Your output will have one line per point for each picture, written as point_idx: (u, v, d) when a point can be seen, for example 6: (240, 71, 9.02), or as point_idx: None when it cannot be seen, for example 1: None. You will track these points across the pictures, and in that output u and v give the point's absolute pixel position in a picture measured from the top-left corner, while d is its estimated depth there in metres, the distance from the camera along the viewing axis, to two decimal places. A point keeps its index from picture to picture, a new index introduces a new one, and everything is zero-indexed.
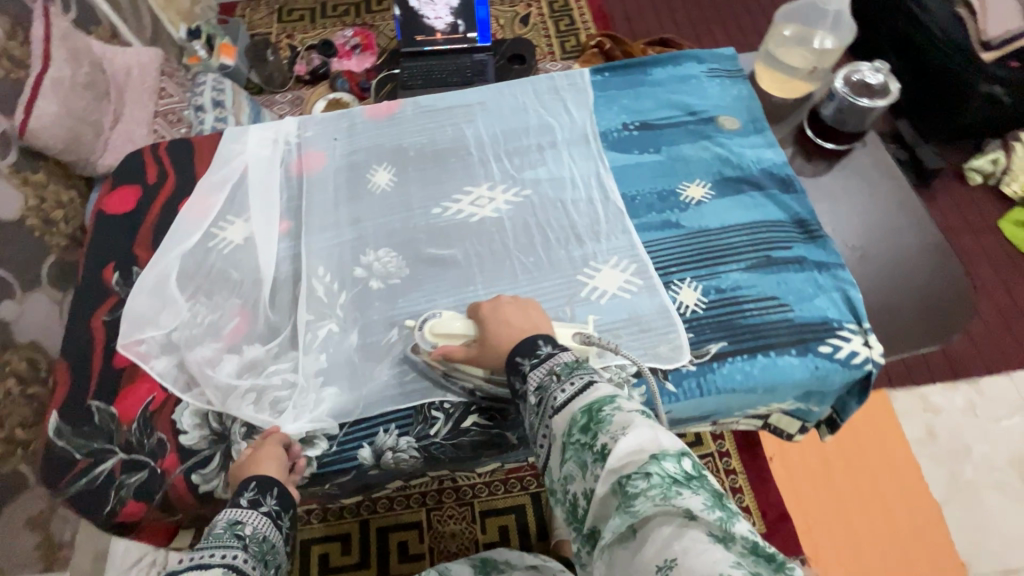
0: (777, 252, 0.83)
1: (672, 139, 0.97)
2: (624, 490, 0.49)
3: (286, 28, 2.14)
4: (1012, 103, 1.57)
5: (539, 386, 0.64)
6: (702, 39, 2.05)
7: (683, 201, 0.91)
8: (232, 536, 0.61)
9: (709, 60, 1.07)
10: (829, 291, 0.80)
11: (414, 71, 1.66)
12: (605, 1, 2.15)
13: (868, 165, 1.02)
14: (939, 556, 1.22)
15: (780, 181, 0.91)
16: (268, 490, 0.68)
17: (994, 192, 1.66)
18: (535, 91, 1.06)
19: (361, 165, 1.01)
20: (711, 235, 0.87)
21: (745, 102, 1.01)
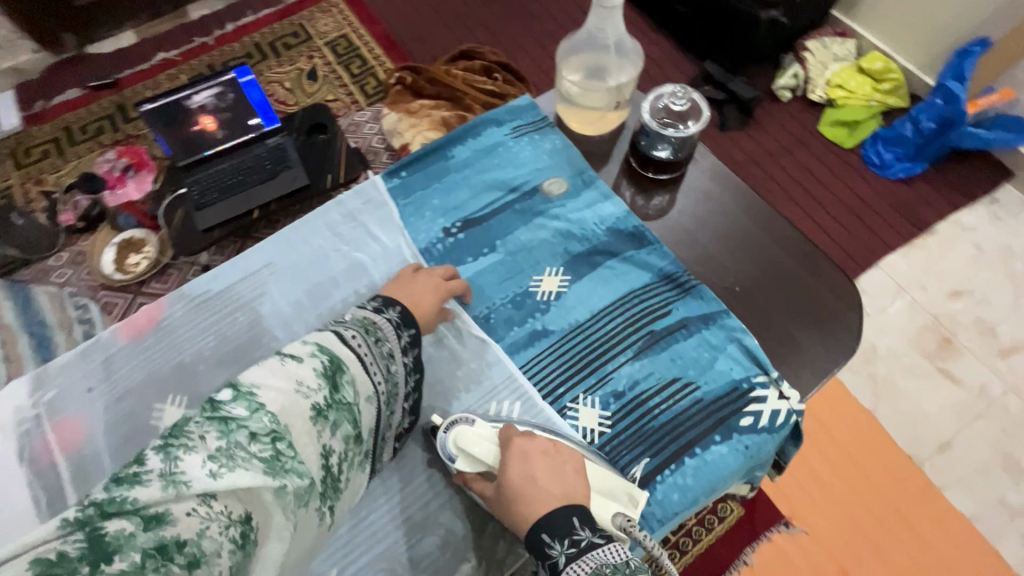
0: (658, 325, 0.90)
1: (505, 231, 1.00)
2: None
3: (30, 173, 1.74)
4: (789, 19, 1.66)
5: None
6: (501, 38, 1.97)
7: (542, 302, 0.94)
8: (380, 348, 0.75)
9: (507, 119, 1.08)
10: (724, 346, 0.87)
11: (204, 185, 1.40)
12: (390, 28, 2.00)
13: (705, 186, 1.00)
14: (896, 475, 1.28)
15: (630, 236, 0.97)
16: (407, 325, 0.81)
17: (804, 101, 1.77)
18: (329, 227, 1.02)
19: (140, 410, 0.90)
20: (587, 330, 0.91)
21: (564, 153, 1.04)
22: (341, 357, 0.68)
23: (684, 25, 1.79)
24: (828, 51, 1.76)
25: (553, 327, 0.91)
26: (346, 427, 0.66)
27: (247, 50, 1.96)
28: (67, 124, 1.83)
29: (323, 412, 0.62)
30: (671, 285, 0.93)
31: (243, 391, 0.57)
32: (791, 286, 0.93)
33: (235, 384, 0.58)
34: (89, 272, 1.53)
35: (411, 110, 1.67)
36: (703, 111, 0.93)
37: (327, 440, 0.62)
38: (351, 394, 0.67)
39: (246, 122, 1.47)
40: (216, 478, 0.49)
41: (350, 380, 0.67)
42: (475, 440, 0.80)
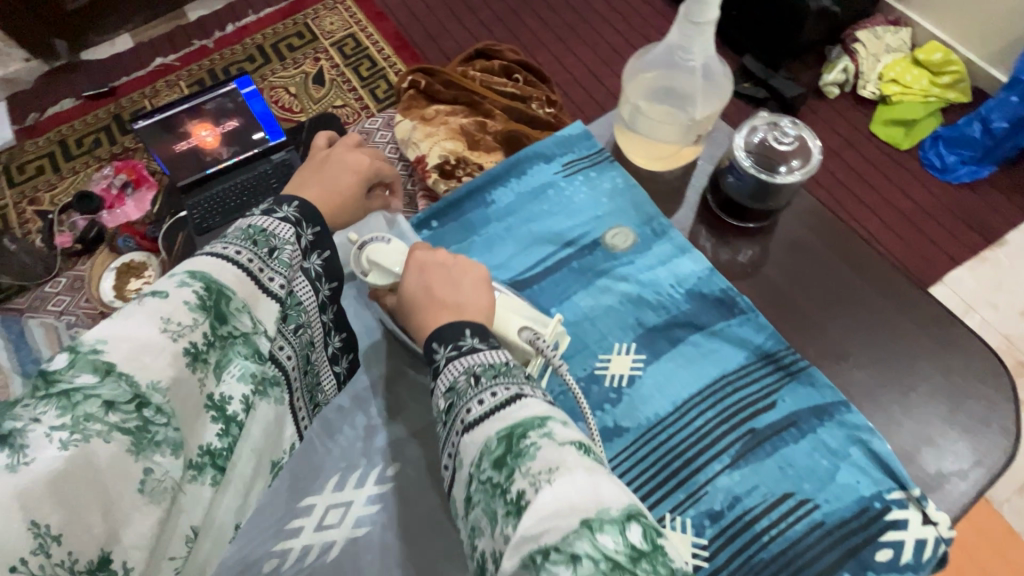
0: (760, 421, 0.70)
1: (562, 295, 0.79)
2: (538, 568, 0.39)
3: (24, 191, 1.64)
4: (839, 9, 1.50)
5: (451, 388, 0.53)
6: (520, 34, 1.82)
7: (613, 388, 0.73)
8: (275, 259, 0.58)
9: (558, 154, 0.88)
10: (846, 451, 0.68)
11: (206, 207, 1.28)
12: (400, 26, 1.86)
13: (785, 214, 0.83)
14: (975, 524, 1.15)
15: (717, 303, 0.77)
16: (306, 221, 0.64)
17: (853, 97, 1.61)
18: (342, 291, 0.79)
19: None
20: (672, 431, 0.70)
21: (628, 195, 0.84)
22: (222, 278, 0.53)
23: (720, 15, 1.64)
24: (880, 42, 1.59)
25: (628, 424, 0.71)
26: (249, 359, 0.54)
27: (249, 53, 1.84)
28: (62, 137, 1.73)
29: (206, 354, 0.49)
30: (772, 367, 0.73)
31: (79, 354, 0.43)
32: (890, 335, 0.76)
33: (75, 346, 0.44)
34: (89, 299, 1.46)
35: (426, 118, 1.53)
36: (812, 154, 0.75)
37: (214, 387, 0.51)
38: (248, 326, 0.54)
39: (250, 137, 1.34)
40: (64, 458, 0.40)
41: (243, 304, 0.53)
42: (391, 254, 0.75)
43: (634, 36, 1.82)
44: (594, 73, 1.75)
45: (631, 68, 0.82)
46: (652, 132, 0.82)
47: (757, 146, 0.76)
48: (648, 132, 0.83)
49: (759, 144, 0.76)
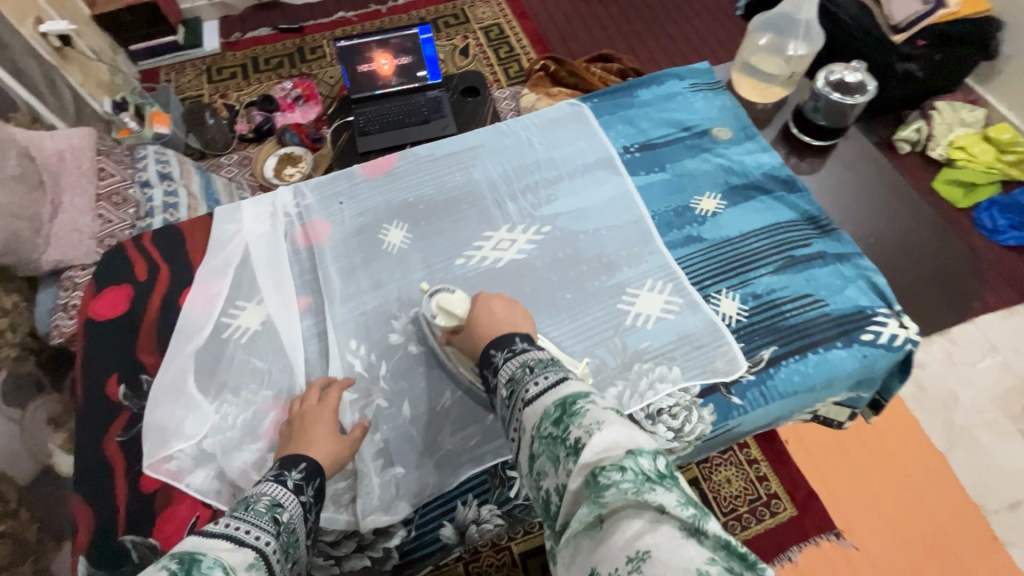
0: (799, 250, 0.83)
1: (674, 157, 0.94)
2: (596, 481, 0.48)
3: (218, 87, 2.05)
4: (925, 78, 1.72)
5: (511, 379, 0.63)
6: (637, 50, 2.13)
7: (699, 215, 0.88)
8: (268, 514, 0.55)
9: (687, 76, 1.06)
10: (855, 280, 0.80)
11: (368, 117, 1.62)
12: (540, 25, 2.21)
13: (850, 160, 1.02)
14: (958, 518, 1.27)
15: (783, 182, 0.91)
16: (312, 479, 0.63)
17: (921, 156, 1.82)
18: (535, 125, 0.99)
19: (369, 227, 0.90)
20: (735, 244, 0.84)
21: (732, 110, 1.00)
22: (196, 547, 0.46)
23: (815, 66, 1.89)
24: (956, 115, 1.79)
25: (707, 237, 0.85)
26: None
27: (412, 22, 2.22)
28: (255, 55, 2.14)
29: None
30: (812, 226, 0.86)
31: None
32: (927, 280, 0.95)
33: None
34: (252, 174, 1.81)
35: (550, 95, 1.84)
36: (870, 93, 1.00)
37: None
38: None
39: (414, 73, 1.65)
40: None
41: (217, 561, 0.45)
42: (458, 304, 0.77)
43: None
44: None
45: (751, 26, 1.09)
46: (762, 66, 1.08)
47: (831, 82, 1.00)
48: (759, 65, 1.08)
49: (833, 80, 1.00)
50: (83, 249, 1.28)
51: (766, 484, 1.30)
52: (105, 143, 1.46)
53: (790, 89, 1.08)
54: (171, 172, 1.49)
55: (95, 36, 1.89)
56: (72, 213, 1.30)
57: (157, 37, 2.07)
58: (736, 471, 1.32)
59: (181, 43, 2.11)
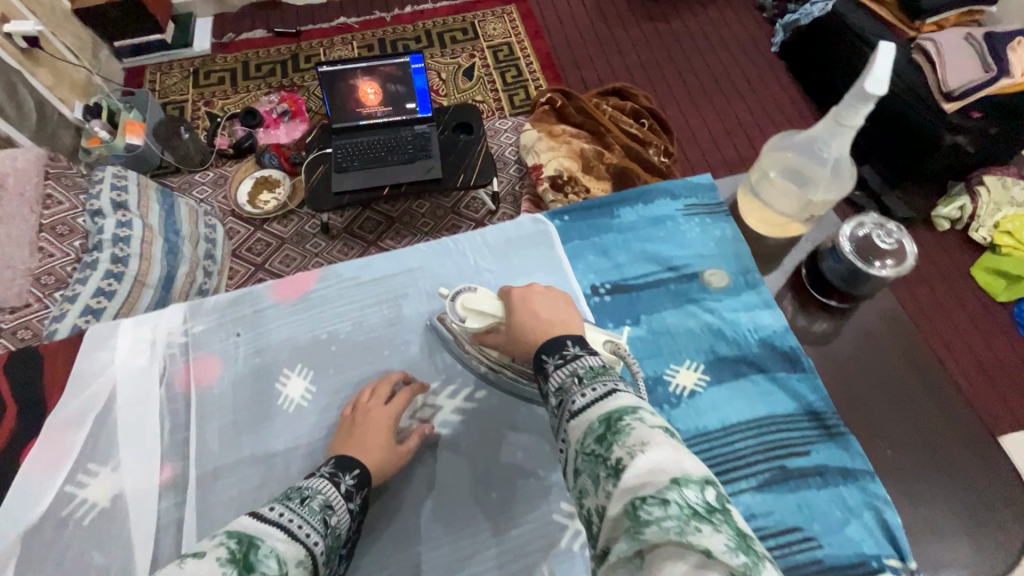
0: (794, 459, 0.61)
1: (653, 305, 0.72)
2: (635, 513, 0.39)
3: (204, 93, 1.92)
4: (977, 152, 1.52)
5: (560, 390, 0.53)
6: (656, 85, 1.94)
7: (673, 393, 0.65)
8: (319, 515, 0.50)
9: (682, 193, 0.82)
10: (860, 513, 0.59)
11: (348, 150, 1.48)
12: (553, 48, 2.03)
13: (873, 321, 0.74)
14: None
15: (785, 357, 0.68)
16: (362, 489, 0.56)
17: (961, 236, 1.62)
18: (485, 246, 0.76)
19: (266, 370, 0.66)
20: (713, 444, 0.62)
21: (733, 244, 0.76)
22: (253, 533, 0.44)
23: (851, 126, 1.75)
24: (1006, 192, 1.57)
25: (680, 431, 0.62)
26: None
27: (417, 34, 2.06)
28: (247, 60, 2.01)
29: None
30: (814, 425, 0.64)
31: None
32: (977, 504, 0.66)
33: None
34: (225, 196, 1.69)
35: (553, 134, 1.67)
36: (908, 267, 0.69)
37: None
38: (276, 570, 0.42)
39: (402, 105, 1.50)
40: None
41: (273, 550, 0.44)
42: (485, 298, 0.64)
43: (768, 117, 1.87)
44: (715, 139, 1.82)
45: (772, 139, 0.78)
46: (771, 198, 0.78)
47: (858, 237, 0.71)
48: (768, 196, 0.78)
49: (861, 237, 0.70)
50: (14, 289, 1.14)
51: None
52: (59, 165, 1.34)
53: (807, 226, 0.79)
54: (126, 202, 1.36)
55: (74, 33, 1.76)
56: (8, 247, 1.16)
57: (144, 35, 1.93)
58: None
59: (169, 42, 1.98)
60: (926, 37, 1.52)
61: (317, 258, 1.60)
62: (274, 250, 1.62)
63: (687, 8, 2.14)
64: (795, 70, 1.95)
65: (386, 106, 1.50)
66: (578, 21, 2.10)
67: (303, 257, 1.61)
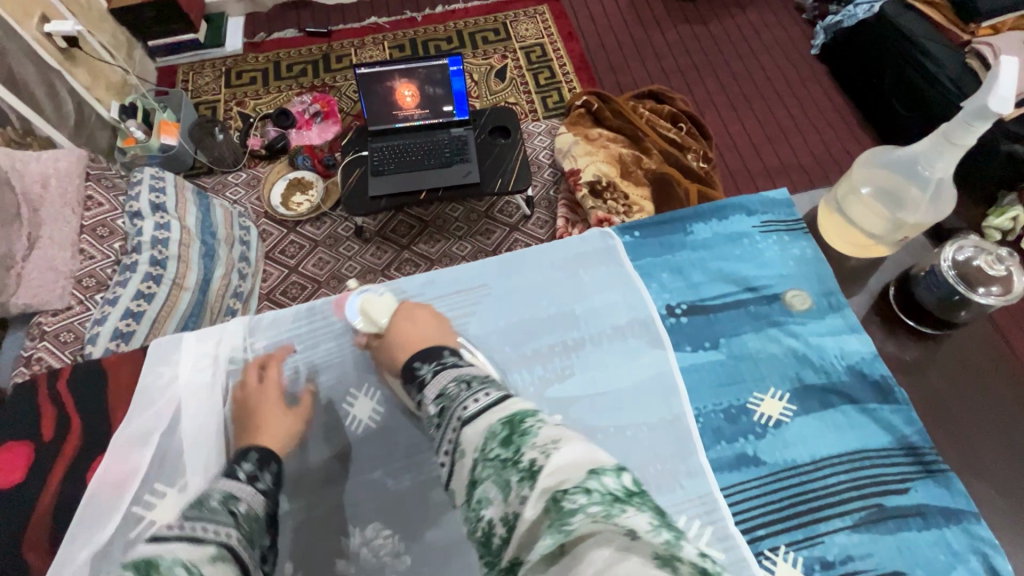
0: (891, 497, 0.58)
1: (732, 328, 0.69)
2: (558, 507, 0.37)
3: (236, 93, 1.91)
4: None
5: (441, 395, 0.53)
6: (693, 88, 1.90)
7: (758, 423, 0.62)
8: (222, 508, 0.45)
9: (759, 208, 0.78)
10: (966, 557, 0.55)
11: (385, 153, 1.46)
12: (586, 49, 2.00)
13: (966, 346, 0.69)
14: None
15: (875, 386, 0.64)
16: (267, 465, 0.54)
17: (1013, 247, 1.57)
18: (550, 265, 0.73)
19: (336, 391, 0.70)
20: (803, 480, 0.59)
21: (814, 265, 0.72)
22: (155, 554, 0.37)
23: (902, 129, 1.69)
24: None
25: (768, 465, 0.59)
26: None
27: (448, 35, 2.04)
28: (279, 60, 2.00)
29: None
30: (911, 459, 0.60)
31: None
32: None
33: None
34: (259, 197, 1.69)
35: (590, 138, 1.63)
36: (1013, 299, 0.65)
37: None
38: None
39: (438, 108, 1.48)
40: None
41: (178, 560, 0.37)
42: (380, 304, 0.68)
43: (810, 121, 1.82)
44: (754, 144, 1.78)
45: (863, 154, 0.74)
46: (856, 215, 0.74)
47: (959, 263, 0.68)
48: (853, 212, 0.74)
49: (961, 262, 0.67)
50: (57, 291, 1.15)
51: None
52: (98, 165, 1.34)
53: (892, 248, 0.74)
54: (165, 203, 1.35)
55: (110, 33, 1.76)
56: (51, 249, 1.17)
57: (176, 35, 1.93)
58: None
59: (202, 42, 1.98)
60: (982, 42, 1.46)
61: (351, 261, 1.59)
62: (308, 253, 1.61)
63: (723, 10, 2.09)
64: (836, 74, 1.90)
65: (423, 109, 1.48)
66: (611, 22, 2.06)
67: (336, 259, 1.60)
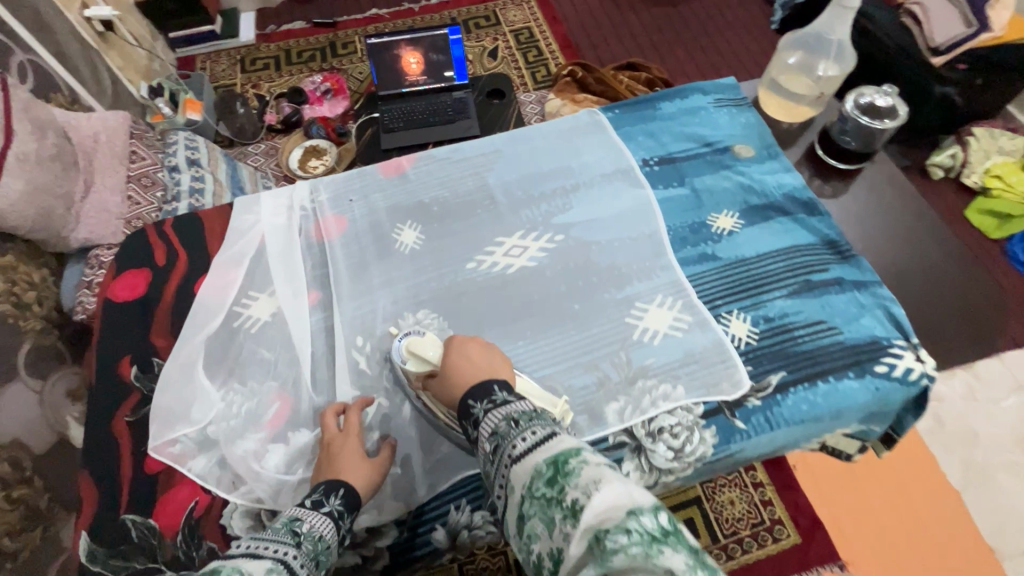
0: (817, 274, 0.74)
1: (694, 172, 0.85)
2: (601, 545, 0.40)
3: (251, 77, 2.09)
4: (964, 102, 1.67)
5: (494, 433, 0.55)
6: (667, 60, 2.11)
7: (715, 233, 0.79)
8: (285, 528, 0.51)
9: (713, 90, 0.96)
10: (873, 309, 0.71)
11: (394, 114, 1.64)
12: (570, 30, 2.20)
13: (879, 183, 0.94)
14: (974, 555, 1.24)
15: (805, 205, 0.81)
16: (334, 490, 0.58)
17: (955, 183, 1.76)
18: (550, 133, 0.90)
19: (382, 225, 0.82)
20: (750, 265, 0.75)
21: (758, 127, 0.90)
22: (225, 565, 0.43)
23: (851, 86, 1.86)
24: (995, 142, 1.72)
25: (722, 258, 0.76)
26: None
27: (443, 21, 2.24)
28: (289, 48, 2.19)
29: None
30: (830, 251, 0.76)
31: None
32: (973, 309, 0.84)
33: None
34: (277, 163, 1.83)
35: (576, 101, 1.83)
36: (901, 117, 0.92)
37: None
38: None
39: (440, 73, 1.66)
40: None
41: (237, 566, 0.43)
42: (430, 343, 0.67)
43: None
44: None
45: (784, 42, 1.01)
46: (789, 86, 1.00)
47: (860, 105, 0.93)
48: (786, 85, 1.00)
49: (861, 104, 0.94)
50: (112, 229, 1.32)
51: (770, 509, 1.27)
52: (139, 127, 1.50)
53: (818, 109, 1.00)
54: (199, 159, 1.51)
55: (137, 24, 1.94)
56: (104, 193, 1.33)
57: (195, 27, 2.11)
58: (740, 494, 1.30)
59: (218, 33, 2.16)
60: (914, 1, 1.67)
61: None
62: None
63: None
64: None
65: (425, 75, 1.65)
66: (591, 7, 2.27)
67: None
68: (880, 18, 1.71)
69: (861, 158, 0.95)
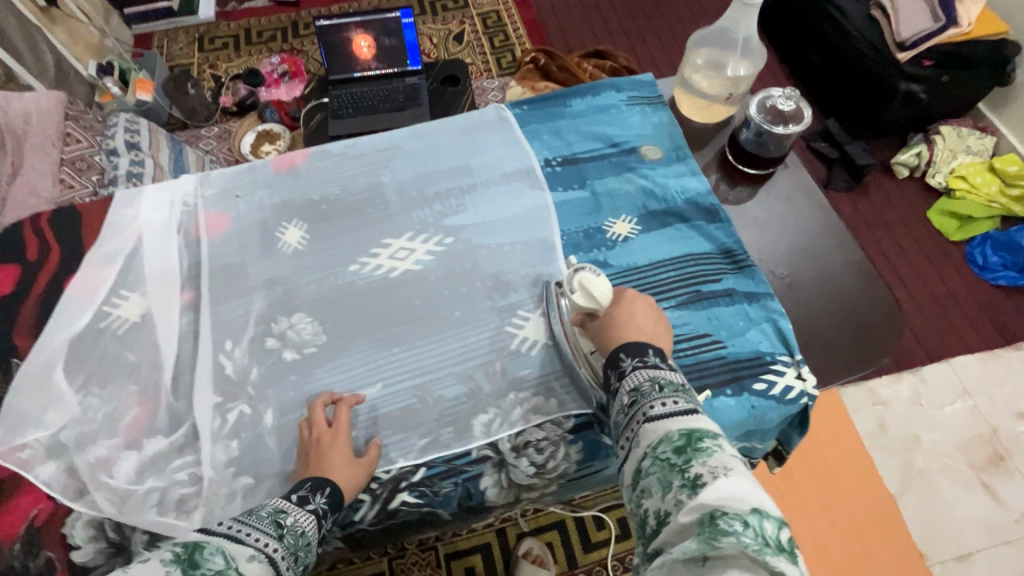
0: (706, 285, 0.79)
1: (597, 174, 0.91)
2: (712, 522, 0.42)
3: (209, 58, 2.04)
4: (929, 101, 1.62)
5: (634, 389, 0.58)
6: (636, 49, 2.05)
7: (610, 239, 0.85)
8: (271, 519, 0.54)
9: (628, 88, 1.01)
10: (760, 323, 0.76)
11: (344, 99, 1.59)
12: (540, 15, 2.14)
13: (790, 189, 0.99)
14: (901, 562, 1.23)
15: (705, 211, 0.87)
16: (319, 489, 0.61)
17: (920, 182, 1.72)
18: (452, 130, 0.95)
19: (268, 224, 0.86)
20: (641, 273, 0.81)
21: (667, 128, 0.96)
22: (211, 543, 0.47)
23: (819, 80, 1.80)
24: (961, 142, 1.69)
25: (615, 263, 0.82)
26: None
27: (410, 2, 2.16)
28: (249, 27, 2.12)
29: None
30: (727, 260, 0.82)
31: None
32: (865, 319, 0.89)
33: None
34: (230, 148, 1.79)
35: (536, 89, 1.77)
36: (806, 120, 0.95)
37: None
38: (224, 565, 0.45)
39: (392, 56, 1.62)
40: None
41: (220, 548, 0.46)
42: (600, 285, 0.71)
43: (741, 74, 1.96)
44: None
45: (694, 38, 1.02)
46: (701, 87, 1.01)
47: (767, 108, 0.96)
48: (699, 86, 1.02)
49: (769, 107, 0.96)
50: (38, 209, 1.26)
51: None
52: (77, 108, 1.45)
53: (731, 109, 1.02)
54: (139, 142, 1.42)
55: None
56: (33, 175, 1.29)
57: (150, 3, 2.04)
58: None
59: (175, 10, 2.09)
60: None
61: None
62: None
63: None
64: None
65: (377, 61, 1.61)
66: None
67: None
68: (849, 10, 1.66)
69: (772, 163, 0.98)
